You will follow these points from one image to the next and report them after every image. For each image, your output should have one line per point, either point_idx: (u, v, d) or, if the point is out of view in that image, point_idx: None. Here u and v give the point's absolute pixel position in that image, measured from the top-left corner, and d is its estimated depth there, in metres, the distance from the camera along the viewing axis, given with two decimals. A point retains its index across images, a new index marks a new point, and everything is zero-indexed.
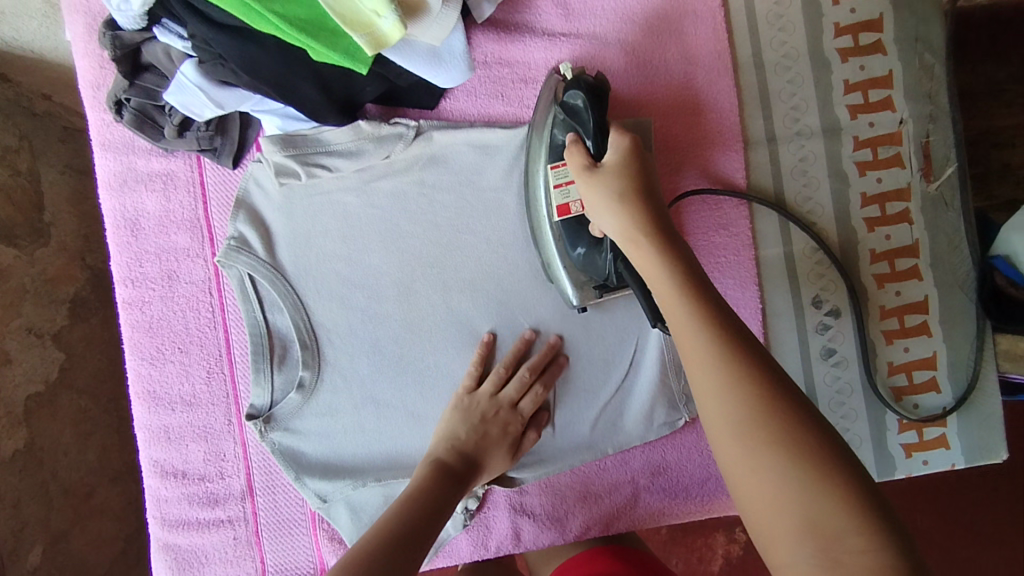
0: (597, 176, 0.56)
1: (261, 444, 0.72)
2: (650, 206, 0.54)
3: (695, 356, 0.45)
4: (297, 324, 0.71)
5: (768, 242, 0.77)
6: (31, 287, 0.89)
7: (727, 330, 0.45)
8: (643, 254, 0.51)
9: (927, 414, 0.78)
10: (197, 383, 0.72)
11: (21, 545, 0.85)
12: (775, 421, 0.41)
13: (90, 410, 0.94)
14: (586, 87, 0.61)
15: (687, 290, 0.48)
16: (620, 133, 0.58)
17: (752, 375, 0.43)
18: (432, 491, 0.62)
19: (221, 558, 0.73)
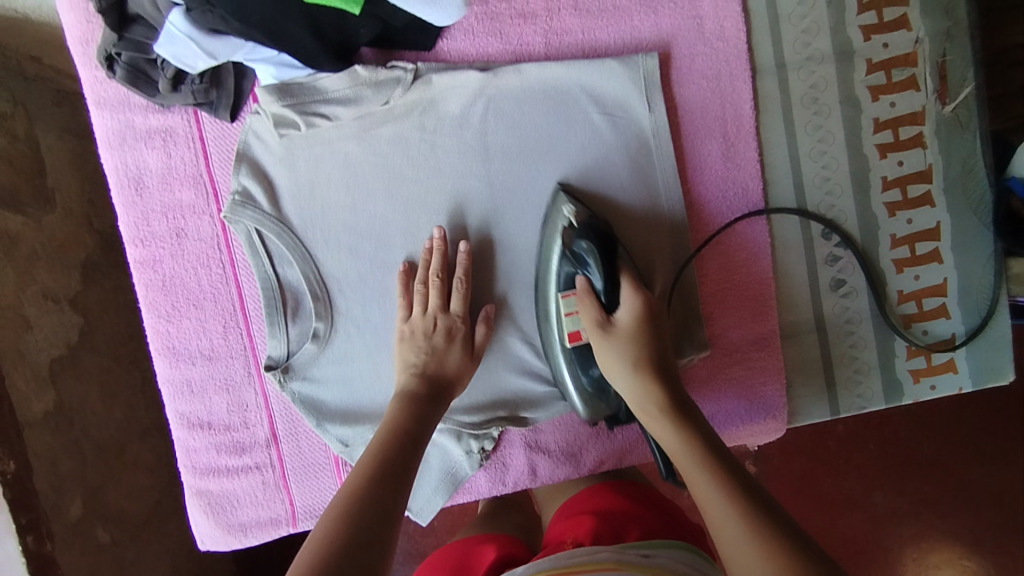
0: (611, 337, 0.65)
1: (282, 394, 0.73)
2: (661, 378, 0.62)
3: (714, 507, 0.51)
4: (308, 276, 0.72)
5: (777, 175, 0.76)
6: (42, 252, 0.91)
7: (734, 481, 0.52)
8: (669, 423, 0.59)
9: (934, 338, 0.78)
10: (214, 338, 0.73)
11: (61, 499, 0.84)
12: (789, 555, 0.45)
13: (113, 369, 1.00)
14: (597, 236, 0.67)
15: (700, 447, 0.56)
16: (630, 289, 0.66)
17: (763, 522, 0.48)
18: (408, 422, 0.64)
19: (252, 501, 0.75)
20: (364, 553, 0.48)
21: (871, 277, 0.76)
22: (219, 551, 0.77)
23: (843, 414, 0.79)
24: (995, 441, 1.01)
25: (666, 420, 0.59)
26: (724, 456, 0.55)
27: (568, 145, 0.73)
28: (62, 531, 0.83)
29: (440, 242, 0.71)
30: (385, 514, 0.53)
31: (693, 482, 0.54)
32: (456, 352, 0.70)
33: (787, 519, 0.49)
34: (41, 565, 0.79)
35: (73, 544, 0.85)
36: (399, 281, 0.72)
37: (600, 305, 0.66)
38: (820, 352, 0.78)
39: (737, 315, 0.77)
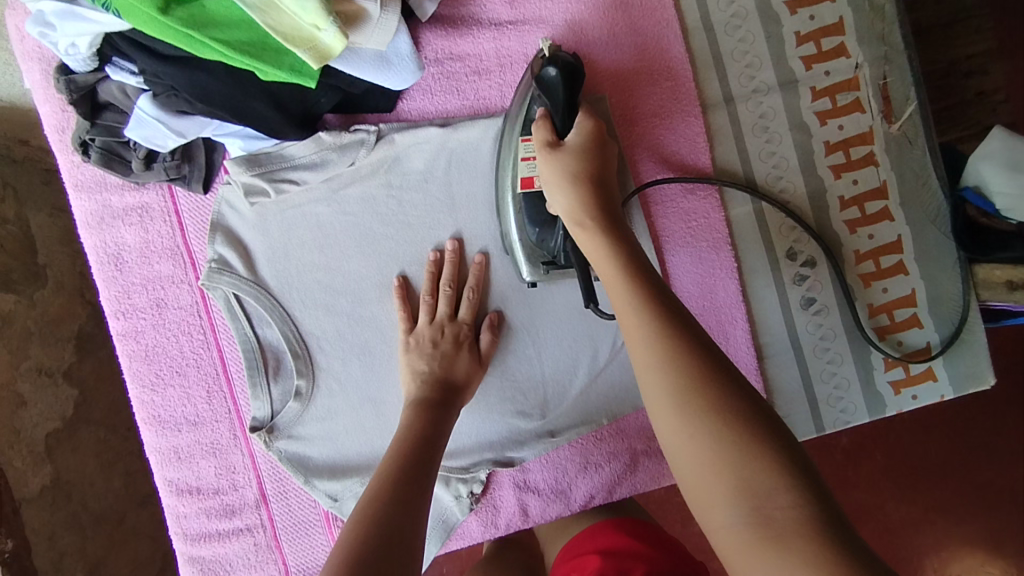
0: (559, 155, 0.62)
1: (268, 454, 0.74)
2: (599, 194, 0.60)
3: (648, 355, 0.49)
4: (287, 336, 0.74)
5: (736, 202, 0.78)
6: (37, 330, 0.93)
7: (676, 329, 0.49)
8: (610, 261, 0.56)
9: (910, 347, 0.79)
10: (199, 403, 0.74)
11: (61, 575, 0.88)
12: (728, 438, 0.44)
13: None
14: (564, 66, 0.63)
15: (646, 298, 0.52)
16: (586, 119, 0.64)
17: (703, 394, 0.46)
18: (425, 428, 0.66)
19: (245, 564, 0.75)
20: (389, 552, 0.49)
21: (840, 292, 0.78)
22: None
23: (828, 430, 0.79)
24: (986, 443, 1.01)
25: (611, 258, 0.56)
26: (670, 303, 0.52)
27: None
28: None
29: (451, 253, 0.74)
30: (402, 524, 0.52)
31: (632, 325, 0.52)
32: (463, 359, 0.72)
33: (732, 380, 0.47)
34: None
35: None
36: (395, 295, 0.74)
37: (556, 133, 0.63)
38: (798, 370, 0.79)
39: (712, 341, 0.78)
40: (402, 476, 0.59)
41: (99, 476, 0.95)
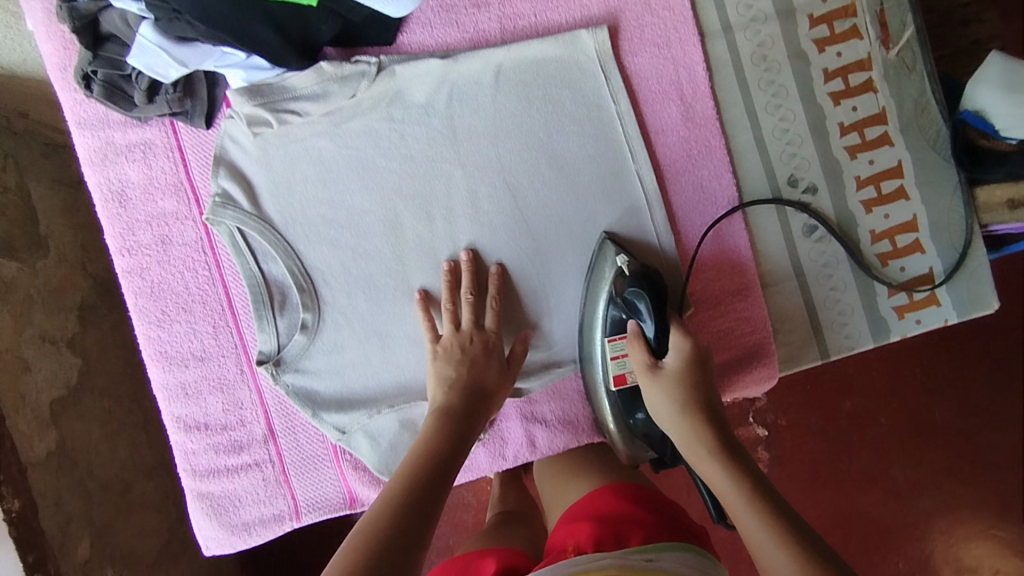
0: (659, 379, 0.64)
1: (276, 388, 0.75)
2: (711, 415, 0.62)
3: (760, 544, 0.50)
4: (292, 269, 0.74)
5: (737, 131, 0.78)
6: (39, 296, 0.93)
7: (788, 524, 0.51)
8: (722, 473, 0.57)
9: (913, 273, 0.79)
10: (205, 339, 0.75)
11: (69, 539, 0.86)
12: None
13: (113, 410, 1.02)
14: (650, 287, 0.66)
15: (745, 485, 0.55)
16: (681, 335, 0.66)
17: (812, 562, 0.47)
18: (443, 447, 0.64)
19: (254, 500, 0.75)
20: None
21: (842, 218, 0.79)
22: (225, 554, 0.77)
23: (833, 356, 0.80)
24: (986, 389, 1.01)
25: (722, 469, 0.57)
26: (778, 500, 0.54)
27: (534, 122, 0.75)
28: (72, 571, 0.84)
29: (467, 263, 0.74)
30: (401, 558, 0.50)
31: (742, 524, 0.53)
32: (493, 366, 0.71)
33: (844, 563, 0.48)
34: None
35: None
36: (419, 307, 0.74)
37: (650, 352, 0.66)
38: (801, 299, 0.79)
39: (714, 269, 0.78)
40: (412, 500, 0.57)
41: (104, 443, 0.97)
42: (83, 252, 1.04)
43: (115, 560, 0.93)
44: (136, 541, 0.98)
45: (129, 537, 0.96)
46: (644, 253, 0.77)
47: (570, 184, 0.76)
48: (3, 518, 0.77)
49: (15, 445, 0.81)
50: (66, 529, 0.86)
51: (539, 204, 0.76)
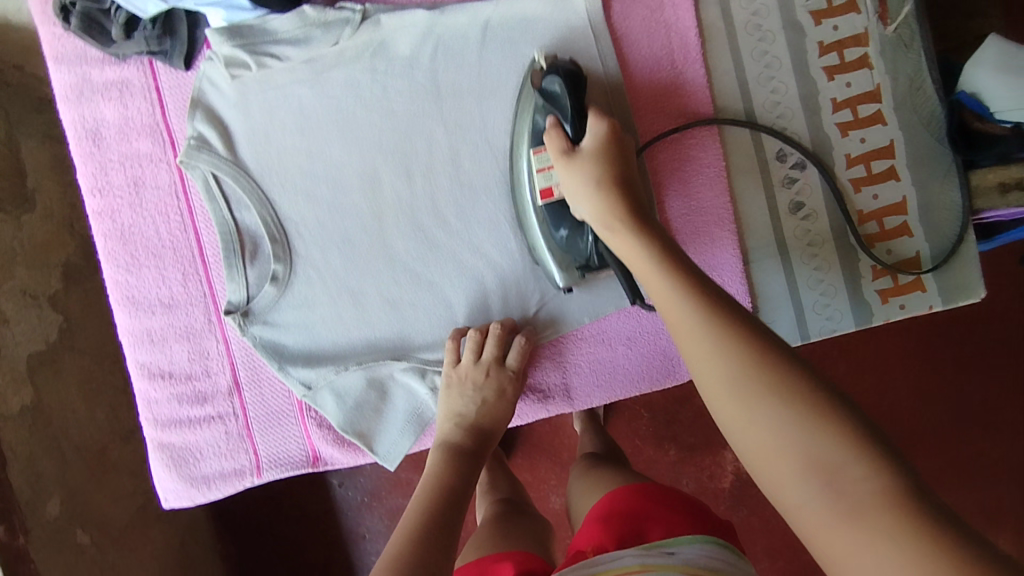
0: (575, 162, 0.63)
1: (243, 339, 0.73)
2: (625, 196, 0.61)
3: (687, 323, 0.47)
4: (265, 219, 0.72)
5: (727, 101, 0.77)
6: (22, 251, 0.92)
7: (713, 302, 0.48)
8: (647, 262, 0.54)
9: (900, 257, 0.77)
10: (174, 286, 0.73)
11: (39, 495, 0.86)
12: (768, 367, 0.42)
13: (94, 371, 1.00)
14: (564, 74, 0.66)
15: (670, 267, 0.52)
16: (597, 120, 0.65)
17: (728, 325, 0.46)
18: (453, 476, 0.66)
19: (216, 453, 0.74)
20: None
21: (831, 195, 0.77)
22: (184, 507, 0.76)
23: (814, 338, 0.78)
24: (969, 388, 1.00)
25: (649, 254, 0.54)
26: (701, 278, 0.51)
27: (522, 82, 0.74)
28: (41, 528, 0.84)
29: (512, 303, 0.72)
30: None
31: (667, 301, 0.50)
32: (502, 408, 0.71)
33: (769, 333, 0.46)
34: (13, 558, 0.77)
35: (49, 543, 0.85)
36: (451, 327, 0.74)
37: (568, 140, 0.65)
38: (785, 278, 0.78)
39: (697, 242, 0.76)
40: (432, 522, 0.57)
41: (80, 403, 0.96)
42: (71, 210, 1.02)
43: (86, 521, 0.92)
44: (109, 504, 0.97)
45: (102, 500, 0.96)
46: None
47: None
48: None
49: None
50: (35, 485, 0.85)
51: None
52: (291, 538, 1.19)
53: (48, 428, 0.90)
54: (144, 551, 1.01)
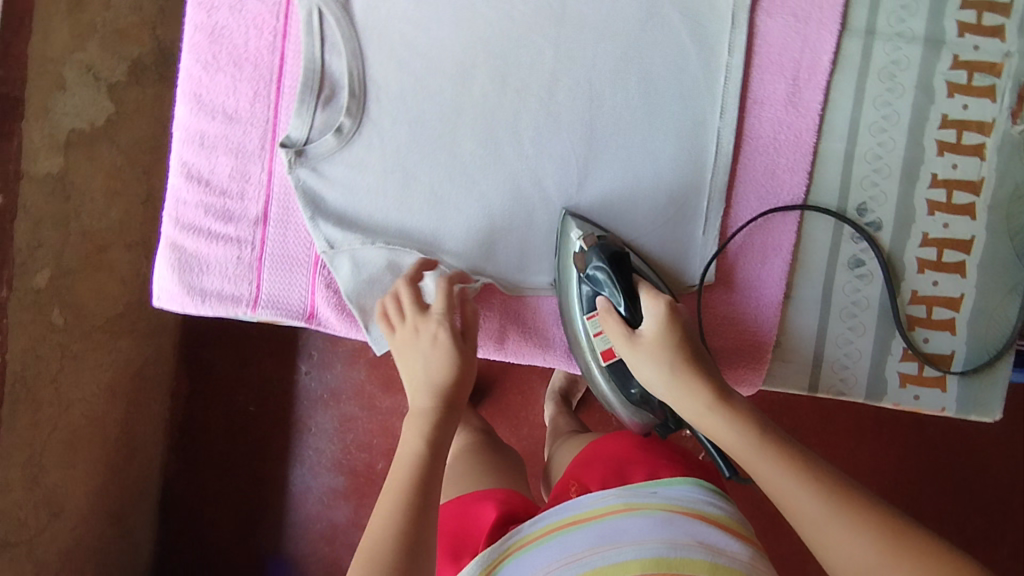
0: (639, 345, 0.63)
1: (287, 177, 0.73)
2: (687, 338, 0.62)
3: (809, 519, 0.51)
4: (351, 70, 0.72)
5: (833, 135, 0.74)
6: (102, 29, 1.03)
7: (811, 471, 0.53)
8: (739, 440, 0.56)
9: (933, 350, 0.76)
10: (242, 100, 0.73)
11: (34, 263, 0.98)
12: (905, 554, 0.47)
13: (123, 168, 1.13)
14: (610, 255, 0.68)
15: (767, 444, 0.55)
16: (653, 298, 0.64)
17: (836, 501, 0.51)
18: (426, 429, 0.61)
19: (221, 273, 0.74)
20: None
21: (894, 266, 0.75)
22: (170, 311, 0.76)
23: (819, 393, 0.77)
24: (932, 505, 1.01)
25: (739, 432, 0.57)
26: (798, 449, 0.55)
27: (647, 40, 0.72)
28: (23, 291, 0.96)
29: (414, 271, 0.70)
30: (422, 520, 0.57)
31: (777, 487, 0.53)
32: (447, 351, 0.64)
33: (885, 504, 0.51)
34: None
35: (25, 305, 0.97)
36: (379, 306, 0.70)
37: (627, 326, 0.65)
38: (815, 328, 0.76)
39: (748, 258, 0.76)
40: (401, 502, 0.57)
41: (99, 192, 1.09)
42: (158, 14, 1.16)
43: (63, 304, 1.05)
44: (92, 297, 1.12)
45: (86, 293, 1.10)
46: (690, 212, 0.74)
47: (650, 112, 0.73)
48: None
49: (25, 149, 0.92)
50: (32, 254, 0.97)
51: (611, 118, 0.73)
52: (251, 401, 1.38)
53: (61, 210, 1.01)
54: (104, 353, 1.16)
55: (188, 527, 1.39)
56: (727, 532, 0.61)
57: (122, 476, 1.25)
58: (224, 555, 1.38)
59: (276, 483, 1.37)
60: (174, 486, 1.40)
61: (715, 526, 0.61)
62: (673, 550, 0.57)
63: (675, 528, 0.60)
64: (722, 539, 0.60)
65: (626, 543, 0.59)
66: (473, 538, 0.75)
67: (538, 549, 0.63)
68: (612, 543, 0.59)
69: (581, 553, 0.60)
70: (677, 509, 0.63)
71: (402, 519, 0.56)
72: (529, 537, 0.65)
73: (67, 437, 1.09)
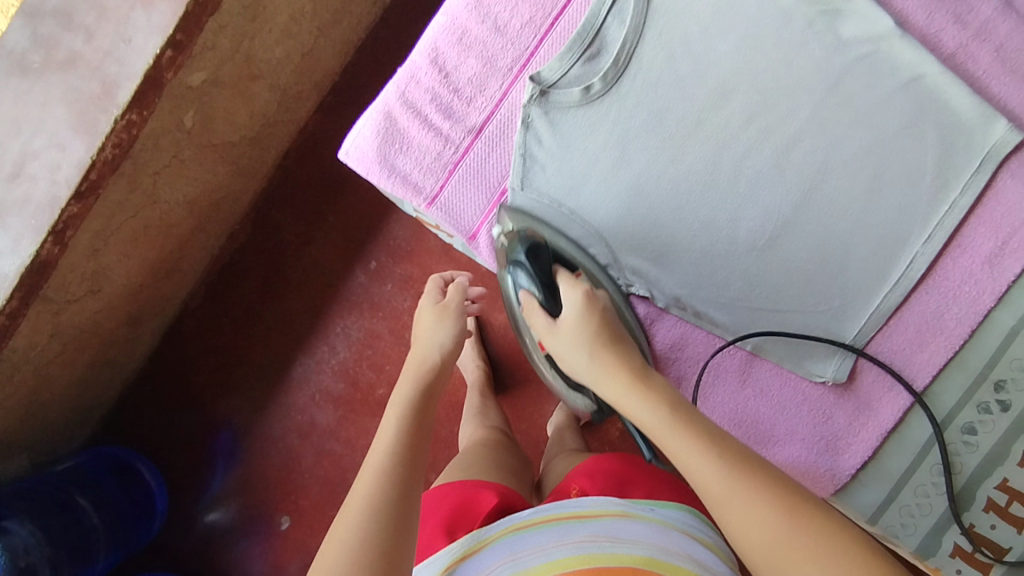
0: (560, 330, 0.66)
1: (520, 107, 0.75)
2: (606, 317, 0.65)
3: (712, 493, 0.53)
4: (626, 42, 0.74)
5: (1009, 310, 0.74)
6: None
7: (715, 446, 0.54)
8: (650, 415, 0.58)
9: (996, 538, 0.74)
10: (515, 20, 0.75)
11: (196, 62, 0.99)
12: (799, 526, 0.50)
13: (305, 14, 1.18)
14: (530, 261, 0.71)
15: (673, 421, 0.56)
16: (573, 288, 0.67)
17: (735, 475, 0.52)
18: (411, 401, 0.66)
19: (417, 159, 0.76)
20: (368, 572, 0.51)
21: (1002, 448, 0.74)
22: (351, 170, 0.78)
23: (877, 526, 0.78)
24: None
25: (647, 409, 0.58)
26: (705, 426, 0.56)
27: (894, 145, 0.74)
28: (178, 85, 0.98)
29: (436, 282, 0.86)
30: (405, 477, 0.58)
31: (684, 464, 0.55)
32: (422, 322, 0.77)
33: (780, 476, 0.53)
34: (154, 78, 0.90)
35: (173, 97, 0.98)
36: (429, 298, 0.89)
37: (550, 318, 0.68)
38: (898, 472, 0.77)
39: (876, 380, 0.77)
40: (392, 457, 0.60)
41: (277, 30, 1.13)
42: None
43: (197, 111, 1.06)
44: (222, 116, 1.14)
45: (218, 110, 1.11)
46: (850, 313, 0.76)
47: (862, 208, 0.75)
48: None
49: None
50: (202, 53, 0.98)
51: (826, 196, 0.75)
52: (296, 278, 1.39)
53: (246, 26, 1.05)
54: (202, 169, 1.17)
55: (183, 358, 1.41)
56: (709, 551, 0.68)
57: (156, 286, 1.27)
58: (202, 398, 1.40)
59: (281, 361, 1.39)
60: (190, 316, 1.41)
61: (701, 545, 0.68)
62: (664, 554, 0.63)
63: (667, 539, 0.66)
64: (706, 557, 0.66)
65: (624, 538, 0.64)
66: (472, 515, 0.75)
67: (531, 534, 0.66)
68: (610, 535, 0.64)
69: (577, 539, 0.64)
70: (672, 528, 0.68)
71: (389, 466, 0.59)
72: (525, 522, 0.68)
73: (135, 230, 1.09)
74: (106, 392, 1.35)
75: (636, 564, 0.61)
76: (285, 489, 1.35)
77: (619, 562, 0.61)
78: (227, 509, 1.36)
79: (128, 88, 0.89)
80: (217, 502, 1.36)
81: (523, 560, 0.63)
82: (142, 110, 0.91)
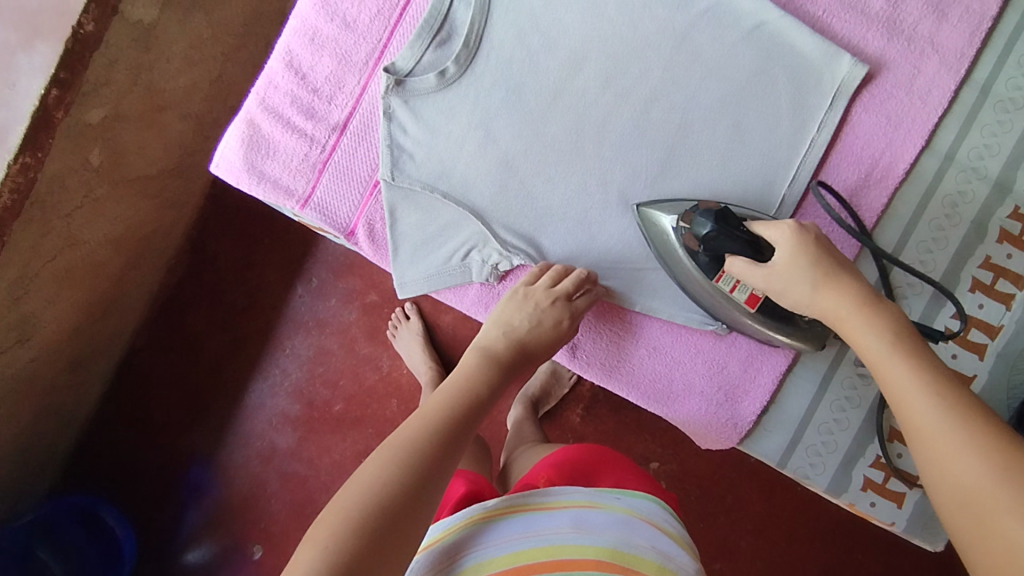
0: (782, 272, 0.63)
1: (379, 98, 0.76)
2: (833, 256, 0.62)
3: (920, 424, 0.51)
4: (473, 22, 0.75)
5: (883, 240, 0.76)
6: None
7: (944, 383, 0.52)
8: (873, 343, 0.57)
9: (901, 466, 0.76)
10: (363, 14, 0.77)
11: (93, 99, 0.97)
12: (1014, 474, 0.46)
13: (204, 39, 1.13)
14: (715, 215, 0.66)
15: (906, 353, 0.55)
16: (786, 234, 0.63)
17: (961, 410, 0.50)
18: (483, 384, 0.65)
19: (285, 162, 0.77)
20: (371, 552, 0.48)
21: None
22: (224, 182, 0.79)
23: (786, 469, 0.79)
24: None
25: (877, 338, 0.57)
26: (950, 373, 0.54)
27: (749, 92, 0.75)
28: (76, 121, 0.96)
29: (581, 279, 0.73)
30: (448, 449, 0.56)
31: (900, 395, 0.53)
32: (551, 335, 0.71)
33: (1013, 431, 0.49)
34: (42, 119, 0.90)
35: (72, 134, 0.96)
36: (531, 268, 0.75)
37: (757, 265, 0.65)
38: (802, 411, 0.78)
39: None
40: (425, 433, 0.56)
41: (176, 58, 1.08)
42: None
43: (106, 147, 1.04)
44: (134, 150, 1.11)
45: (128, 145, 1.08)
46: None
47: (728, 156, 0.76)
48: (74, 29, 0.89)
49: None
50: (96, 89, 0.97)
51: (692, 151, 0.76)
52: (239, 305, 1.38)
53: (140, 57, 1.02)
54: (124, 206, 1.14)
55: (138, 402, 1.37)
56: (676, 541, 0.63)
57: (97, 326, 1.23)
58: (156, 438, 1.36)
59: (230, 387, 1.37)
60: (137, 356, 1.39)
61: (667, 535, 0.63)
62: (629, 546, 0.59)
63: (633, 529, 0.61)
64: (673, 548, 0.62)
65: (592, 531, 0.59)
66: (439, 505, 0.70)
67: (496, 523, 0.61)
68: (575, 525, 0.59)
69: (542, 531, 0.59)
70: (640, 516, 0.63)
71: (418, 446, 0.55)
72: (490, 510, 0.63)
73: (59, 274, 1.06)
74: (59, 446, 1.30)
75: (601, 558, 0.57)
76: (254, 518, 1.32)
77: (584, 554, 0.57)
78: (208, 548, 1.31)
79: (17, 132, 0.89)
80: (193, 540, 1.32)
81: (486, 551, 0.58)
82: (36, 152, 0.91)
